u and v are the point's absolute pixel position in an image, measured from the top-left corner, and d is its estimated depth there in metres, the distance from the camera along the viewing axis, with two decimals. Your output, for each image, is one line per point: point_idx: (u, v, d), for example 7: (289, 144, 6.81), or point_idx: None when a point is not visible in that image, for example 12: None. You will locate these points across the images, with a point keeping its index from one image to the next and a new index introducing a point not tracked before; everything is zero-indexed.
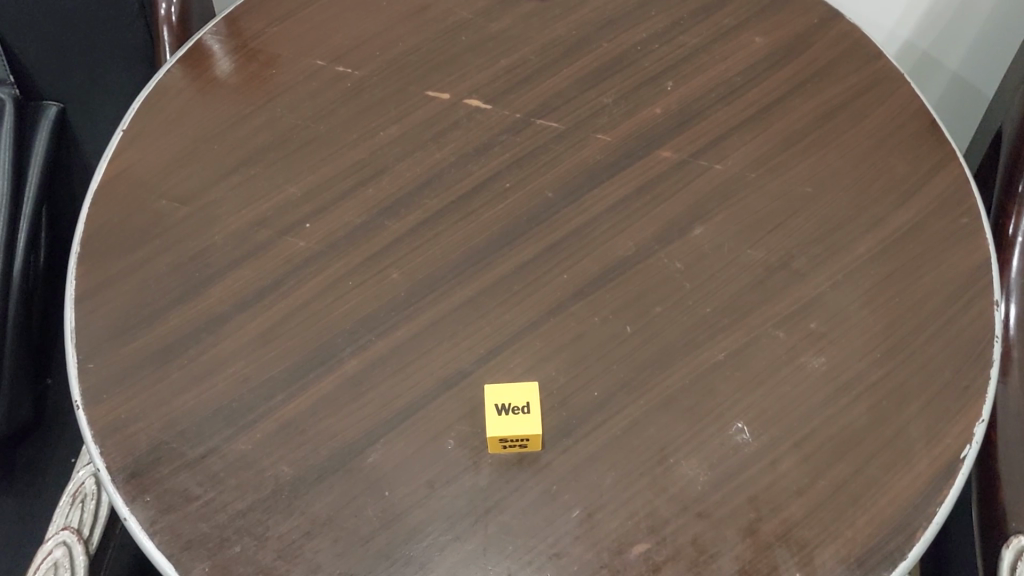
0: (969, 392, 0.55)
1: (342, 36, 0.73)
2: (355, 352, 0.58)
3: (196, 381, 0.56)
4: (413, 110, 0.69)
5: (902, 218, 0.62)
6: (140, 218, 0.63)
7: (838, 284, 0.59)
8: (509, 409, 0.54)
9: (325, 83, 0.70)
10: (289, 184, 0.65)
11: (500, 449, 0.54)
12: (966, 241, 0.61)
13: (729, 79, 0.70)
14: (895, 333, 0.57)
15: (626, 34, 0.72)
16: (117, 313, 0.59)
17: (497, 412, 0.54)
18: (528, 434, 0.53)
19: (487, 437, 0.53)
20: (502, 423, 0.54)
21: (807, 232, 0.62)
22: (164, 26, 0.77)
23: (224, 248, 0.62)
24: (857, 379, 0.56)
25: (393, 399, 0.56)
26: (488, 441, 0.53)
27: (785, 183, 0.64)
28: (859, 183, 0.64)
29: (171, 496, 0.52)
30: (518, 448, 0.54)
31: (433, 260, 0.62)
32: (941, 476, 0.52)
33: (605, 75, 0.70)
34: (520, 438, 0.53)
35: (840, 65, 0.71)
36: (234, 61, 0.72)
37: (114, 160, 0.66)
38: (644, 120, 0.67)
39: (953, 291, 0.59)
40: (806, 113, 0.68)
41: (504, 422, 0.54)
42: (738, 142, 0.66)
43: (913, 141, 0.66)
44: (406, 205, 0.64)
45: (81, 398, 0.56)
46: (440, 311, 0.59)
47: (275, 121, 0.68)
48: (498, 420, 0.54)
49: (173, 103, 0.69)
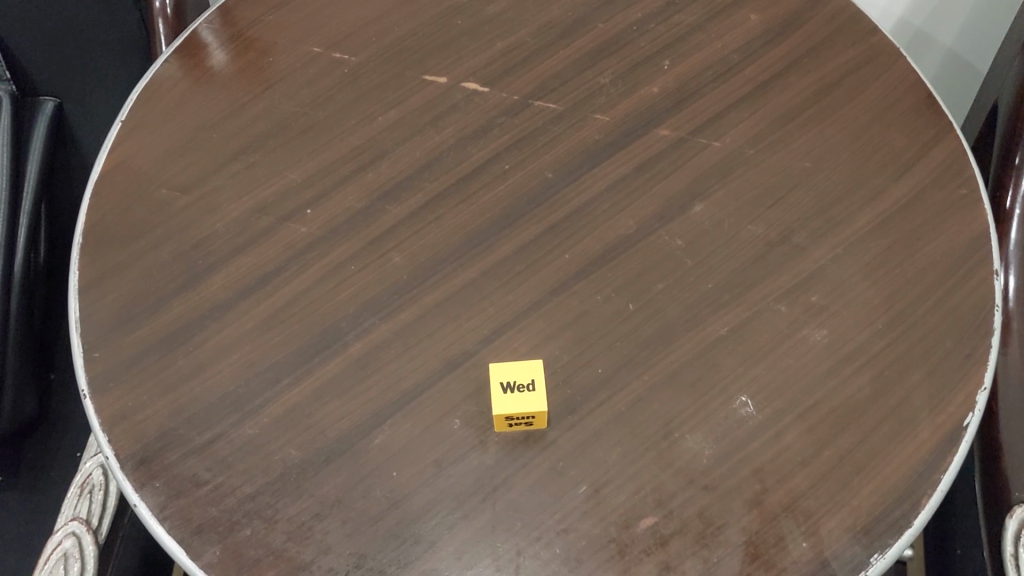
0: (971, 360, 0.55)
1: (338, 23, 0.73)
2: (359, 335, 0.58)
3: (201, 368, 0.57)
4: (411, 95, 0.69)
5: (901, 191, 0.63)
6: (141, 208, 0.63)
7: (838, 258, 0.60)
8: (515, 387, 0.55)
9: (322, 70, 0.70)
10: (289, 171, 0.65)
11: (506, 427, 0.54)
12: (964, 212, 0.61)
13: (726, 57, 0.70)
14: (896, 304, 0.58)
15: (622, 14, 0.72)
16: (120, 302, 0.59)
17: (503, 390, 0.55)
18: (533, 412, 0.54)
19: (493, 416, 0.54)
20: (508, 401, 0.54)
21: (806, 207, 0.62)
22: (159, 18, 0.77)
23: (226, 236, 0.62)
24: (859, 350, 0.56)
25: (399, 381, 0.56)
26: (495, 419, 0.54)
27: (783, 159, 0.65)
28: (858, 156, 0.64)
29: (180, 482, 0.53)
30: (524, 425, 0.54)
31: (435, 243, 0.62)
32: (945, 444, 0.52)
33: (602, 56, 0.70)
34: (526, 415, 0.53)
35: (836, 40, 0.71)
36: (231, 50, 0.72)
37: (114, 151, 0.66)
38: (642, 100, 0.68)
39: (953, 262, 0.59)
40: (803, 89, 0.68)
41: (512, 399, 0.54)
42: (736, 119, 0.67)
43: (910, 114, 0.67)
44: (407, 189, 0.64)
45: (87, 387, 0.56)
46: (442, 293, 0.60)
47: (274, 108, 0.68)
48: (507, 399, 0.54)
49: (170, 93, 0.70)
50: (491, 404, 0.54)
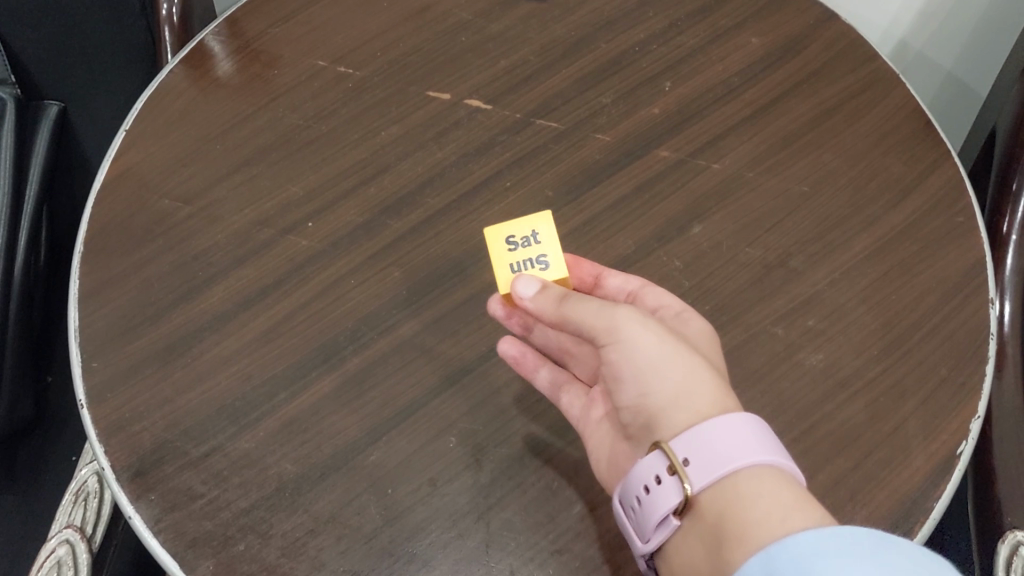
0: (965, 389, 0.56)
1: (343, 37, 0.73)
2: (357, 350, 0.58)
3: (199, 381, 0.57)
4: (414, 111, 0.69)
5: (898, 217, 0.63)
6: (143, 217, 0.64)
7: (835, 283, 0.60)
8: (528, 263, 0.57)
9: (325, 84, 0.71)
10: (291, 185, 0.65)
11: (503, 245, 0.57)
12: (961, 239, 0.62)
13: (726, 80, 0.70)
14: (891, 331, 0.58)
15: (625, 35, 0.73)
16: (121, 313, 0.59)
17: (515, 240, 0.57)
18: (550, 268, 0.57)
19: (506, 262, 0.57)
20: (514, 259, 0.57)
21: (805, 231, 0.62)
22: (165, 26, 0.77)
23: (227, 248, 0.62)
24: (855, 376, 0.56)
25: (395, 397, 0.56)
26: (502, 257, 0.57)
27: (782, 182, 0.65)
28: (856, 182, 0.65)
29: (176, 494, 0.53)
30: (513, 287, 0.54)
31: (433, 259, 0.62)
32: (938, 472, 0.53)
33: (605, 76, 0.71)
34: (540, 257, 0.57)
35: (837, 64, 0.71)
36: (236, 62, 0.72)
37: (117, 161, 0.66)
38: (643, 120, 0.68)
39: (949, 290, 0.60)
40: (804, 113, 0.69)
41: (546, 235, 0.57)
42: (737, 141, 0.67)
43: (908, 141, 0.67)
44: (407, 204, 0.65)
45: (85, 396, 0.56)
46: (440, 310, 0.60)
47: (277, 121, 0.69)
48: (556, 238, 0.57)
49: (174, 104, 0.70)
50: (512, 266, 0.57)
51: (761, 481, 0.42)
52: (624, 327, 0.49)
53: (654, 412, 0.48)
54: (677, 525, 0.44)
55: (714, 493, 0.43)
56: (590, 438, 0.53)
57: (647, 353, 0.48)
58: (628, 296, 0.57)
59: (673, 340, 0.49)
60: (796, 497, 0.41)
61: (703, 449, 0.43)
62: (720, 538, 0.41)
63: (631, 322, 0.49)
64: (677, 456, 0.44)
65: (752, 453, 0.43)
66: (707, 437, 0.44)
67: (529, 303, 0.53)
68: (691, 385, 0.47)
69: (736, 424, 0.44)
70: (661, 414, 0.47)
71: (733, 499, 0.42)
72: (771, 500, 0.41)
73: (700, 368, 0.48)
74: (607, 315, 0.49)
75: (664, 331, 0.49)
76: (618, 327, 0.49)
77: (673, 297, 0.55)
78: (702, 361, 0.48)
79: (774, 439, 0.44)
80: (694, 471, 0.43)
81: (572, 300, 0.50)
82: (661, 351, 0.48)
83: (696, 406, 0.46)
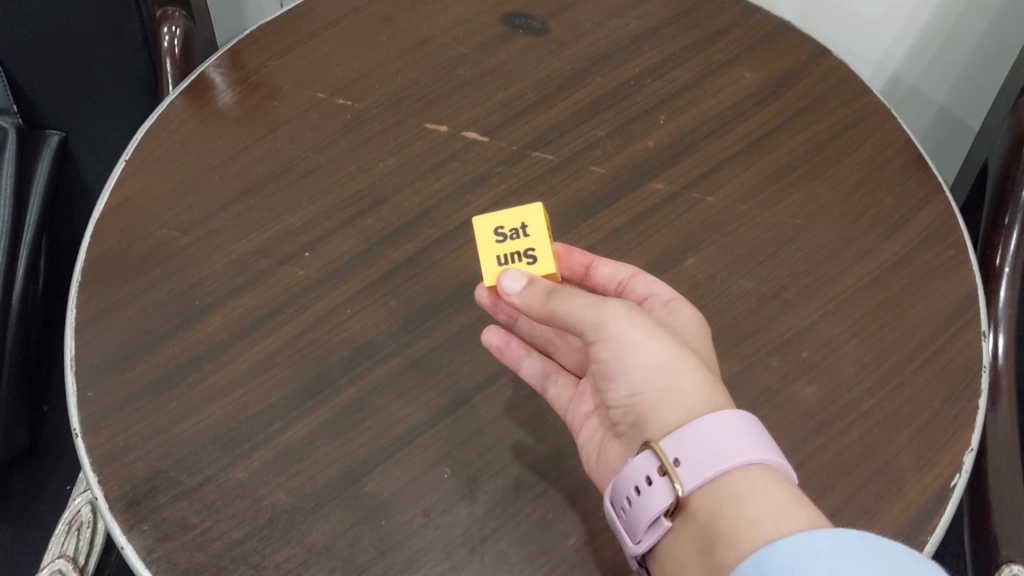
0: (958, 422, 0.56)
1: (342, 69, 0.74)
2: (351, 381, 0.58)
3: (194, 411, 0.57)
4: (412, 142, 0.70)
5: (890, 250, 0.63)
6: (141, 247, 0.64)
7: (828, 315, 0.60)
8: (516, 255, 0.58)
9: (324, 115, 0.71)
10: (289, 215, 0.66)
11: (493, 237, 0.59)
12: (953, 273, 0.62)
13: (720, 113, 0.71)
14: (885, 363, 0.58)
15: (621, 69, 0.74)
16: (117, 342, 0.60)
17: (504, 233, 0.59)
18: (537, 261, 0.58)
19: (494, 253, 0.58)
20: (502, 249, 0.58)
21: (798, 263, 0.63)
22: (167, 58, 0.78)
23: (223, 277, 0.63)
24: (848, 408, 0.56)
25: (390, 428, 0.56)
26: (490, 248, 0.58)
27: (775, 215, 0.65)
28: (849, 215, 0.65)
29: (168, 525, 0.52)
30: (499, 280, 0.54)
31: (429, 289, 0.62)
32: (932, 505, 0.52)
33: (600, 109, 0.71)
34: (528, 250, 0.58)
35: (830, 99, 0.72)
36: (236, 94, 0.73)
37: (116, 191, 0.67)
38: (638, 153, 0.69)
39: (942, 322, 0.60)
40: (797, 146, 0.69)
41: (536, 228, 0.59)
42: (731, 174, 0.68)
43: (901, 174, 0.68)
44: (403, 234, 0.65)
45: (80, 426, 0.56)
46: (435, 340, 0.60)
47: (276, 152, 0.69)
48: (545, 232, 0.58)
49: (174, 134, 0.70)
50: (499, 257, 0.58)
51: (752, 480, 0.44)
52: (612, 323, 0.50)
53: (644, 410, 0.50)
54: (668, 526, 0.45)
55: (705, 492, 0.44)
56: (581, 432, 0.55)
57: (636, 350, 0.49)
58: (619, 286, 0.58)
59: (661, 336, 0.50)
60: (787, 495, 0.43)
61: (694, 450, 0.45)
62: (715, 538, 0.43)
63: (620, 320, 0.50)
64: (667, 457, 0.45)
65: (744, 452, 0.44)
66: (696, 438, 0.45)
67: (516, 298, 0.53)
68: (679, 383, 0.48)
69: (726, 422, 0.45)
70: (651, 411, 0.49)
71: (725, 500, 0.43)
72: (763, 499, 0.43)
73: (688, 365, 0.49)
74: (595, 310, 0.50)
75: (652, 327, 0.50)
76: (605, 323, 0.50)
77: (662, 286, 0.56)
78: (690, 356, 0.49)
79: (765, 437, 0.46)
80: (685, 472, 0.44)
81: (560, 296, 0.51)
82: (650, 347, 0.49)
83: (686, 403, 0.48)
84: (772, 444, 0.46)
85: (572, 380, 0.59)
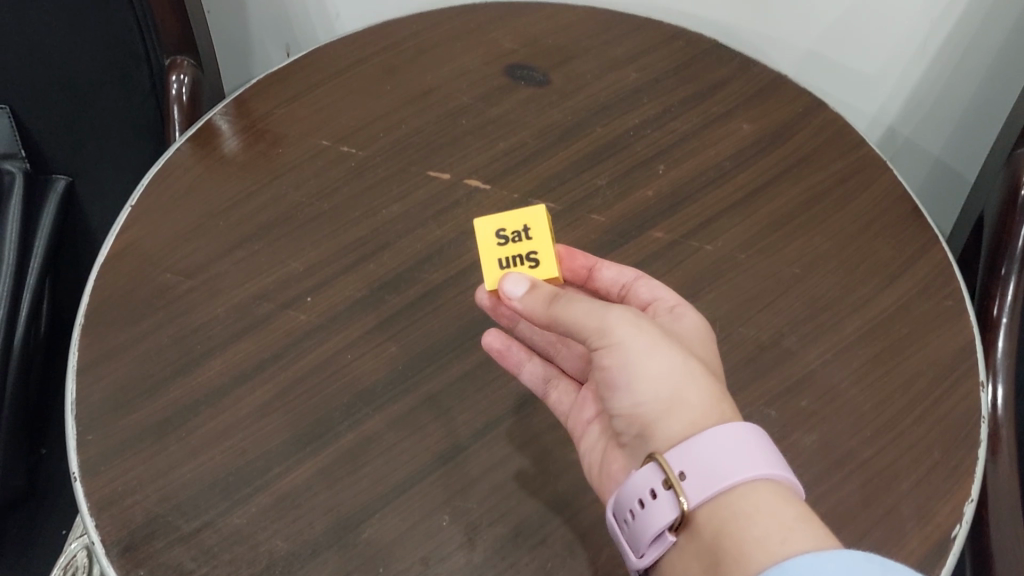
0: (958, 472, 0.56)
1: (347, 117, 0.76)
2: (351, 426, 0.58)
3: (193, 455, 0.57)
4: (415, 189, 0.71)
5: (888, 300, 0.64)
6: (145, 291, 0.65)
7: (827, 364, 0.61)
8: (518, 259, 0.58)
9: (329, 162, 0.72)
10: (292, 260, 0.67)
11: (494, 240, 0.59)
12: (951, 323, 0.63)
13: (719, 164, 0.72)
14: (884, 412, 0.58)
15: (621, 120, 0.75)
16: (118, 385, 0.60)
17: (507, 235, 0.59)
18: (539, 265, 0.58)
19: (495, 255, 0.58)
20: (504, 252, 0.58)
21: (796, 312, 0.63)
22: (174, 104, 0.81)
23: (226, 322, 0.63)
24: (848, 457, 0.56)
25: (389, 474, 0.56)
26: (492, 250, 0.58)
27: (774, 263, 0.66)
28: (846, 265, 0.66)
29: (165, 570, 0.52)
30: (500, 284, 0.54)
31: (430, 335, 0.63)
32: (932, 556, 0.52)
33: (601, 158, 0.72)
34: (530, 254, 0.58)
35: (827, 150, 0.73)
36: (242, 140, 0.74)
37: (121, 235, 0.68)
38: (638, 201, 0.70)
39: (940, 372, 0.60)
40: (795, 196, 0.70)
41: (537, 231, 0.59)
42: (729, 223, 0.68)
43: (898, 225, 0.68)
44: (405, 280, 0.66)
45: (79, 469, 0.56)
46: (436, 386, 0.60)
47: (280, 198, 0.70)
48: (547, 235, 0.59)
49: (180, 180, 0.71)
50: (500, 260, 0.58)
51: (761, 498, 0.44)
52: (616, 329, 0.50)
53: (649, 420, 0.50)
54: (672, 540, 0.45)
55: (712, 508, 0.44)
56: (584, 441, 0.56)
57: (641, 358, 0.49)
58: (621, 289, 0.59)
59: (666, 344, 0.50)
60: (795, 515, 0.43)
61: (699, 464, 0.45)
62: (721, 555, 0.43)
63: (624, 327, 0.50)
64: (674, 470, 0.45)
65: (752, 468, 0.44)
66: (702, 451, 0.45)
67: (518, 302, 0.53)
68: (685, 393, 0.48)
69: (736, 437, 0.45)
70: (655, 422, 0.49)
71: (732, 517, 0.44)
72: (772, 520, 0.43)
73: (693, 374, 0.49)
74: (599, 316, 0.50)
75: (657, 335, 0.50)
76: (608, 328, 0.50)
77: (665, 290, 0.57)
78: (695, 365, 0.50)
79: (770, 448, 0.46)
80: (690, 486, 0.45)
81: (563, 301, 0.51)
82: (654, 355, 0.49)
83: (689, 415, 0.48)
84: (778, 455, 0.46)
85: (575, 386, 0.60)
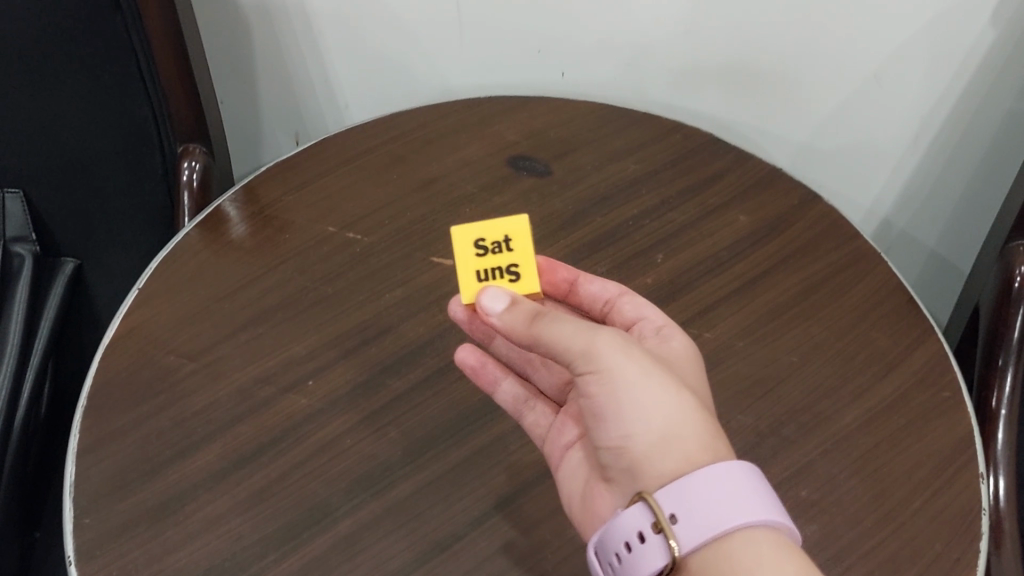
0: (961, 564, 0.55)
1: (353, 204, 0.78)
2: (349, 512, 0.58)
3: (190, 540, 0.56)
4: (417, 275, 0.72)
5: (885, 390, 0.64)
6: (148, 373, 0.65)
7: (826, 454, 0.61)
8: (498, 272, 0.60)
9: (334, 248, 0.74)
10: (295, 344, 0.67)
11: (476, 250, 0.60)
12: (948, 413, 0.63)
13: (716, 253, 0.74)
14: (884, 503, 0.58)
15: (620, 210, 0.77)
16: (117, 467, 0.60)
17: (490, 247, 0.60)
18: (519, 279, 0.60)
19: (476, 267, 0.60)
20: (484, 263, 0.60)
21: (794, 401, 0.64)
22: (185, 190, 0.82)
23: (227, 405, 0.63)
24: (849, 548, 0.56)
25: (386, 561, 0.56)
26: (473, 261, 0.60)
27: (771, 351, 0.67)
28: (843, 354, 0.67)
29: None
30: (479, 298, 0.54)
31: (430, 420, 0.63)
32: None
33: (601, 247, 0.74)
34: (511, 267, 0.60)
35: (822, 241, 0.75)
36: (249, 226, 0.76)
37: (127, 318, 0.69)
38: (637, 289, 0.71)
39: (940, 463, 0.60)
40: (792, 286, 0.71)
41: (519, 243, 0.61)
42: (727, 312, 0.69)
43: (893, 315, 0.69)
44: (406, 364, 0.66)
45: (74, 553, 0.55)
46: (434, 472, 0.60)
47: (285, 282, 0.71)
48: (530, 250, 0.60)
49: (187, 263, 0.73)
50: (481, 272, 0.60)
51: (753, 543, 0.44)
52: (606, 354, 0.49)
53: (638, 455, 0.49)
54: None
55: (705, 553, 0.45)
56: (561, 466, 0.57)
57: (635, 388, 0.49)
58: (606, 303, 0.61)
59: (658, 375, 0.50)
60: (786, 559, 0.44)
61: (690, 506, 0.45)
62: None
63: (614, 353, 0.49)
64: (665, 512, 0.45)
65: (745, 514, 0.44)
66: (695, 493, 0.45)
67: (497, 318, 0.53)
68: (681, 431, 0.48)
69: (726, 479, 0.45)
70: (647, 457, 0.49)
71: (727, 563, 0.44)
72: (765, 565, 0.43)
73: (688, 409, 0.49)
74: (585, 338, 0.50)
75: (648, 364, 0.50)
76: (596, 351, 0.49)
77: (649, 310, 0.58)
78: (688, 397, 0.50)
79: (761, 490, 0.46)
80: (681, 529, 0.45)
81: (548, 321, 0.51)
82: (647, 386, 0.49)
83: (684, 449, 0.48)
84: (769, 496, 0.46)
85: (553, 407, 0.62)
